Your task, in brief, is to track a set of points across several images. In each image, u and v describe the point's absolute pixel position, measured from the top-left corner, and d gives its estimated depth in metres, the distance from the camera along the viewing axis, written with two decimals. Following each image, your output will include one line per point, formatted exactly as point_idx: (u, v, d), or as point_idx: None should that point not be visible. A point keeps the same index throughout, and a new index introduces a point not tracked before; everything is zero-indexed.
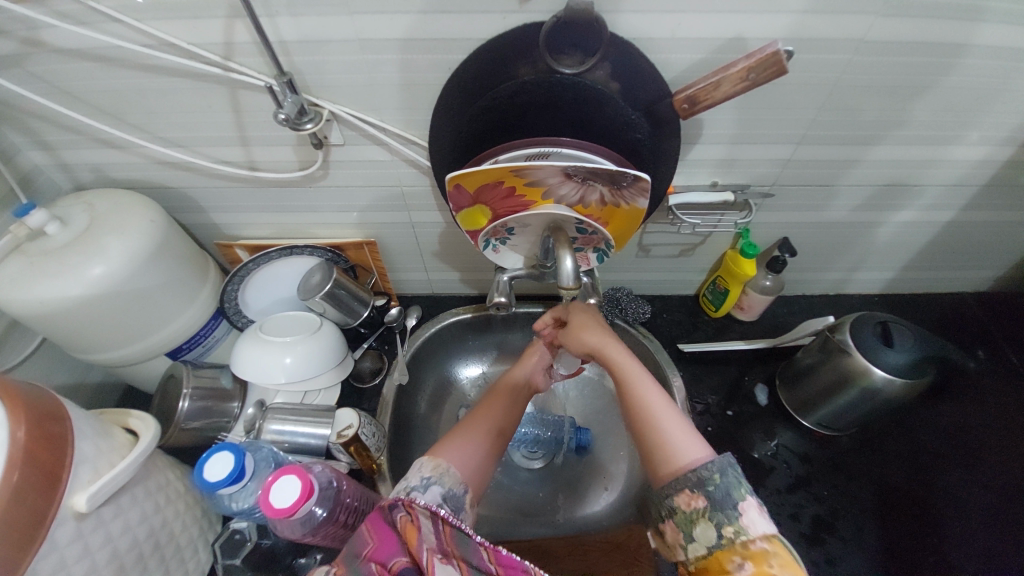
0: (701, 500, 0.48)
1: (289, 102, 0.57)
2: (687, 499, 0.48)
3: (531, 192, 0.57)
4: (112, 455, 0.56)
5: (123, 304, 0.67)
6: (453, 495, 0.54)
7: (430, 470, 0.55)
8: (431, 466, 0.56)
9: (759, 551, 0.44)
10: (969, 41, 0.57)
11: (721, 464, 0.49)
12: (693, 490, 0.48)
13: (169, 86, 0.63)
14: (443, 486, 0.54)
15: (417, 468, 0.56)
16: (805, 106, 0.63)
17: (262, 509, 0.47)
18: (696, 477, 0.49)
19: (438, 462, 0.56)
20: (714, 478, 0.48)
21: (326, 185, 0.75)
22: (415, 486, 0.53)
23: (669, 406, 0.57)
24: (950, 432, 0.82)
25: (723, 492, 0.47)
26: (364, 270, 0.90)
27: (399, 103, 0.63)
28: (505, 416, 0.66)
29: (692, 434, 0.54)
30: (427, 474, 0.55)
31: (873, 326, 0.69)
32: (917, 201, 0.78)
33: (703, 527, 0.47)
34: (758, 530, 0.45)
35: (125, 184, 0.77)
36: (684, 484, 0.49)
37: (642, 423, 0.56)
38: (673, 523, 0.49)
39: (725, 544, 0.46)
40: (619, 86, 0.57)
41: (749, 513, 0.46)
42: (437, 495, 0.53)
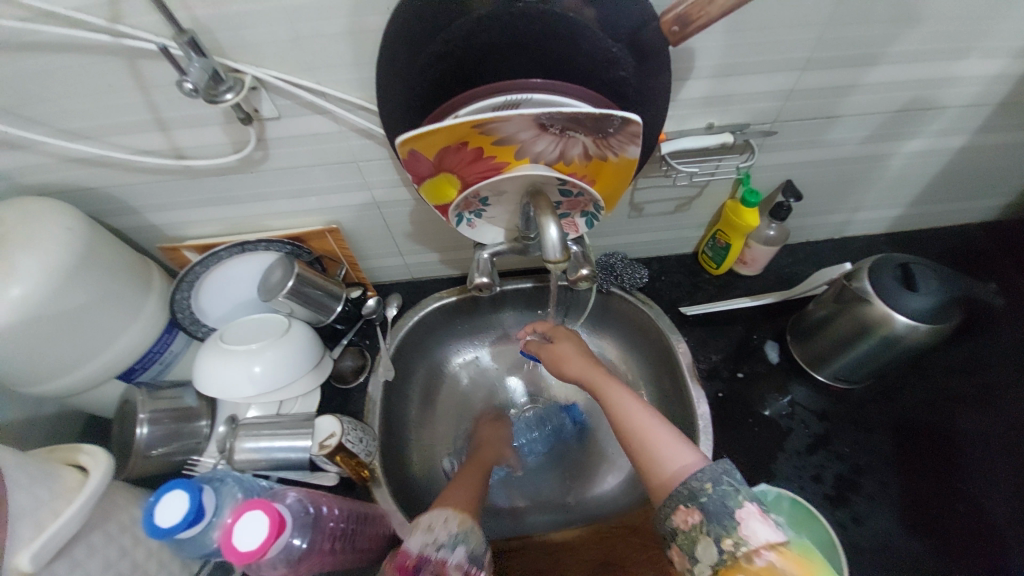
0: (697, 514, 0.42)
1: (195, 68, 0.47)
2: (683, 516, 0.43)
3: (502, 151, 0.49)
4: (60, 500, 0.50)
5: (52, 331, 0.59)
6: (476, 555, 0.55)
7: (457, 527, 0.56)
8: (457, 521, 0.56)
9: (766, 568, 0.37)
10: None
11: (712, 474, 0.43)
12: (688, 505, 0.43)
13: (54, 65, 0.52)
14: (468, 546, 0.55)
15: (444, 523, 0.56)
16: (809, 23, 0.55)
17: (226, 556, 0.41)
18: (688, 490, 0.43)
19: (463, 521, 0.57)
20: (707, 489, 0.42)
21: (269, 168, 0.65)
22: (444, 543, 0.54)
23: (652, 414, 0.51)
24: (969, 371, 0.78)
25: (719, 503, 0.42)
26: (332, 261, 0.81)
27: (335, 59, 0.53)
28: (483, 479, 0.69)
29: (677, 439, 0.48)
30: (454, 529, 0.56)
31: (893, 270, 0.63)
32: (929, 127, 0.70)
33: (704, 544, 0.41)
34: (763, 541, 0.39)
35: (37, 189, 0.67)
36: (677, 499, 0.43)
37: (626, 436, 0.51)
38: (676, 547, 0.43)
39: (729, 561, 0.39)
40: (596, 14, 0.47)
41: (749, 522, 0.40)
42: (463, 556, 0.54)
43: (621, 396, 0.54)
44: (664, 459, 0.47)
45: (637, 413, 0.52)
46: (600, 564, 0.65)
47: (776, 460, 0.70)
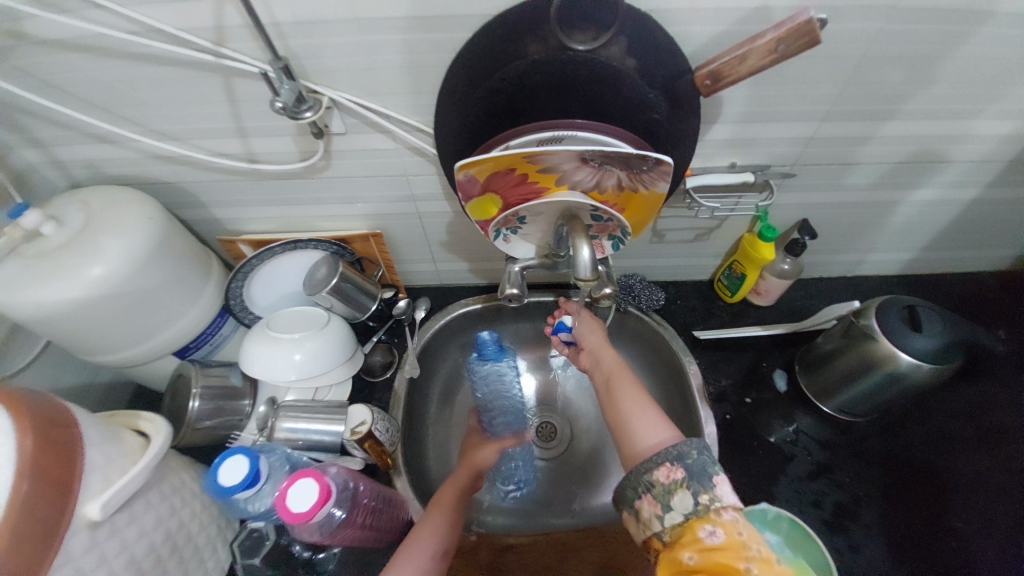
0: (680, 471, 0.46)
1: (286, 89, 0.54)
2: (666, 472, 0.47)
3: (544, 178, 0.55)
4: (124, 460, 0.54)
5: (125, 306, 0.65)
6: None
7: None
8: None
9: (731, 520, 0.43)
10: (988, 8, 0.53)
11: (696, 444, 0.48)
12: (673, 463, 0.47)
13: (158, 75, 0.60)
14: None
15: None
16: (830, 81, 0.60)
17: (280, 514, 0.47)
18: (674, 452, 0.48)
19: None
20: (691, 454, 0.47)
21: (329, 176, 0.72)
22: None
23: (644, 396, 0.57)
24: (970, 415, 0.80)
25: (699, 467, 0.46)
26: (371, 263, 0.88)
27: (401, 87, 0.60)
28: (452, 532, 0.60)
29: (661, 418, 0.53)
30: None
31: (898, 310, 0.67)
32: (942, 178, 0.74)
33: (681, 497, 0.45)
34: (729, 502, 0.45)
35: (121, 180, 0.75)
36: (662, 456, 0.48)
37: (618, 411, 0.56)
38: (651, 496, 0.47)
39: (700, 514, 0.44)
40: (636, 62, 0.53)
41: (722, 485, 0.45)
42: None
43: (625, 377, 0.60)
44: (644, 432, 0.52)
45: (633, 392, 0.57)
46: (600, 567, 0.68)
47: (776, 484, 0.73)
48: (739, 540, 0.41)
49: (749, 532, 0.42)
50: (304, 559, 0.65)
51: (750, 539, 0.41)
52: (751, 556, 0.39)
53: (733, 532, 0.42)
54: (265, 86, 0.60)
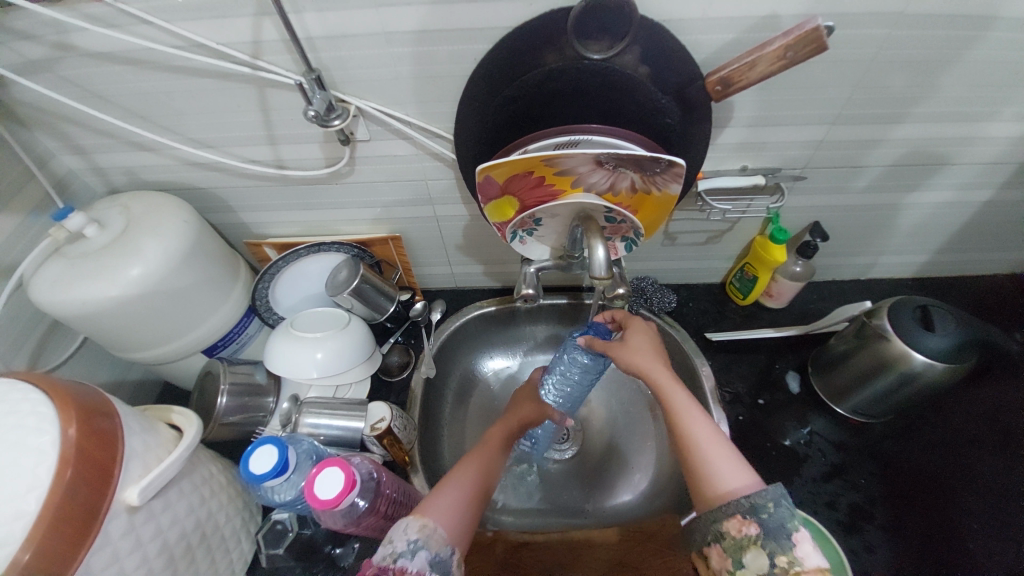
0: (754, 526, 0.46)
1: (318, 98, 0.58)
2: (739, 525, 0.46)
3: (561, 181, 0.57)
4: (159, 450, 0.57)
5: (160, 304, 0.68)
6: (440, 560, 0.48)
7: (417, 532, 0.49)
8: (419, 526, 0.50)
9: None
10: (991, 13, 0.54)
11: (774, 495, 0.47)
12: (745, 517, 0.46)
13: (197, 87, 0.63)
14: (429, 552, 0.48)
15: (404, 527, 0.50)
16: (840, 85, 0.61)
17: (308, 501, 0.50)
18: (748, 504, 0.47)
19: (426, 522, 0.50)
20: (769, 508, 0.46)
21: (352, 181, 0.75)
22: (402, 552, 0.47)
23: (713, 430, 0.54)
24: (988, 417, 0.80)
25: (777, 522, 0.45)
26: (389, 265, 0.90)
27: (423, 95, 0.63)
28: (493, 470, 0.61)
29: (737, 458, 0.52)
30: (414, 536, 0.49)
31: (912, 311, 0.67)
32: (954, 180, 0.75)
33: (754, 555, 0.45)
34: (813, 564, 0.43)
35: (156, 186, 0.79)
36: (736, 508, 0.47)
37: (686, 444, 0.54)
38: (720, 548, 0.47)
39: (778, 575, 0.43)
40: (649, 70, 0.55)
41: (803, 545, 0.44)
42: (425, 562, 0.47)
43: (690, 410, 0.56)
44: (722, 475, 0.50)
45: (699, 424, 0.55)
46: (614, 565, 0.69)
47: (791, 484, 0.73)
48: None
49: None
50: (325, 553, 0.68)
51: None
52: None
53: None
54: (296, 95, 0.63)
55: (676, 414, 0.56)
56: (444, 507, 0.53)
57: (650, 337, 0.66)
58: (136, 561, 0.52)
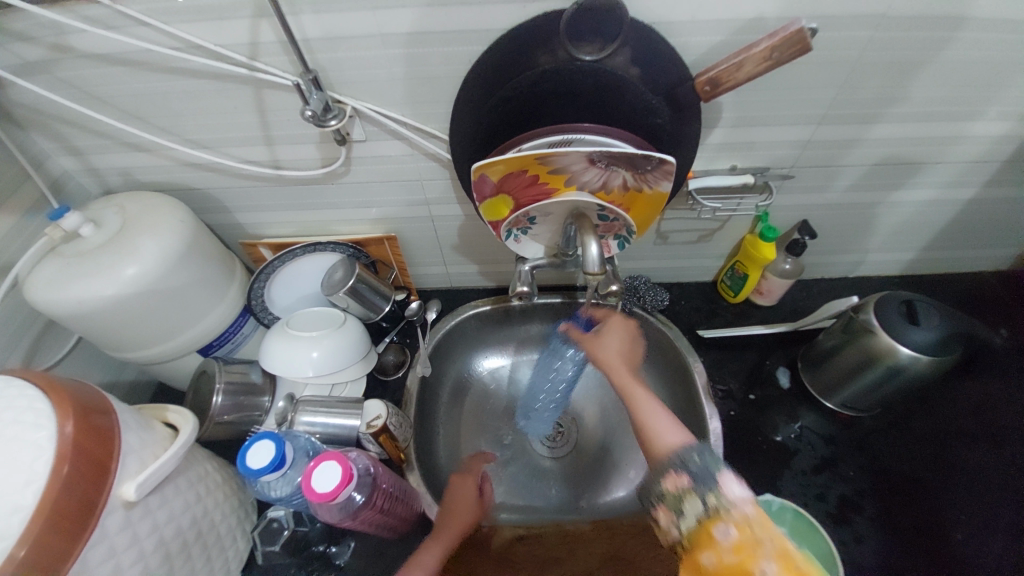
0: (685, 478, 0.48)
1: (315, 99, 0.59)
2: (674, 481, 0.48)
3: (554, 179, 0.58)
4: (156, 446, 0.57)
5: (156, 303, 0.68)
6: None
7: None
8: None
9: (740, 516, 0.43)
10: (965, 16, 0.56)
11: (699, 449, 0.50)
12: (678, 471, 0.48)
13: (192, 88, 0.64)
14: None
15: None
16: (824, 86, 0.63)
17: (307, 493, 0.53)
18: (680, 459, 0.49)
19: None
20: (694, 460, 0.49)
21: (348, 181, 0.76)
22: None
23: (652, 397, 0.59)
24: (973, 410, 0.81)
25: (704, 470, 0.48)
26: (384, 265, 0.91)
27: (418, 97, 0.64)
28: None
29: (670, 419, 0.55)
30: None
31: (898, 305, 0.69)
32: (936, 179, 0.77)
33: (691, 501, 0.46)
34: (739, 498, 0.44)
35: (152, 186, 0.79)
36: (669, 467, 0.49)
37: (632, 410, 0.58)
38: (665, 504, 0.48)
39: (710, 515, 0.44)
40: (639, 71, 0.57)
41: (728, 483, 0.45)
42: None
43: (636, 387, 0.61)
44: (660, 432, 0.54)
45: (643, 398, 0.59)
46: (609, 558, 0.70)
47: (782, 477, 0.75)
48: (750, 536, 0.41)
49: (763, 528, 0.42)
50: (318, 552, 0.68)
51: (760, 532, 0.42)
52: (762, 551, 0.40)
53: (743, 529, 0.42)
54: (293, 96, 0.64)
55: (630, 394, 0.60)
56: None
57: (625, 335, 0.72)
58: (132, 557, 0.52)
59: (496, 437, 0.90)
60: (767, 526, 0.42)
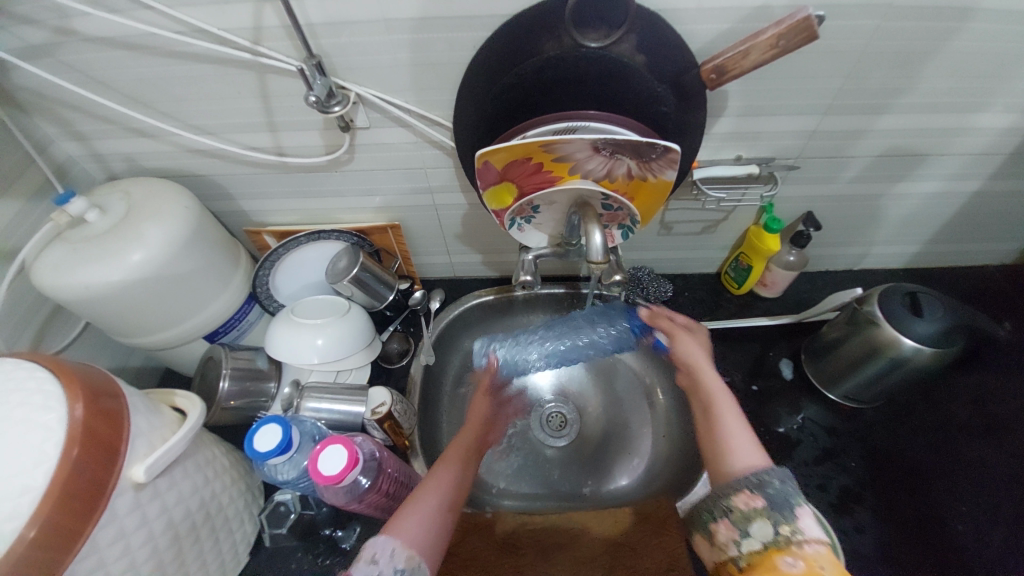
0: (760, 500, 0.47)
1: (318, 84, 0.59)
2: (746, 499, 0.48)
3: (558, 167, 0.58)
4: (164, 429, 0.58)
5: (163, 289, 0.69)
6: None
7: (405, 561, 0.49)
8: (405, 555, 0.49)
9: (814, 554, 0.42)
10: (976, 3, 0.55)
11: (778, 474, 0.49)
12: (753, 491, 0.48)
13: (197, 74, 0.64)
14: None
15: (391, 552, 0.49)
16: (832, 75, 0.63)
17: (314, 476, 0.54)
18: (758, 479, 0.49)
19: (412, 552, 0.49)
20: (774, 484, 0.48)
21: (351, 169, 0.76)
22: None
23: (741, 422, 0.57)
24: (976, 403, 0.82)
25: (782, 498, 0.47)
26: (388, 254, 0.91)
27: (422, 84, 0.64)
28: (461, 482, 0.60)
29: (754, 444, 0.54)
30: (401, 564, 0.48)
31: (902, 297, 0.68)
32: (942, 171, 0.77)
33: (761, 524, 0.46)
34: (815, 537, 0.44)
35: (156, 173, 0.79)
36: (744, 484, 0.49)
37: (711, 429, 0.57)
38: (727, 520, 0.48)
39: (781, 545, 0.44)
40: (645, 59, 0.56)
41: (807, 519, 0.45)
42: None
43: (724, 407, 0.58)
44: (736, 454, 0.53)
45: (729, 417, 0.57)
46: (611, 545, 0.71)
47: (782, 467, 0.75)
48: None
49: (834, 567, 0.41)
50: (326, 535, 0.70)
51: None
52: None
53: (814, 566, 0.41)
54: (296, 82, 0.64)
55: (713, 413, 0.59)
56: (415, 527, 0.52)
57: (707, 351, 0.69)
58: (141, 538, 0.53)
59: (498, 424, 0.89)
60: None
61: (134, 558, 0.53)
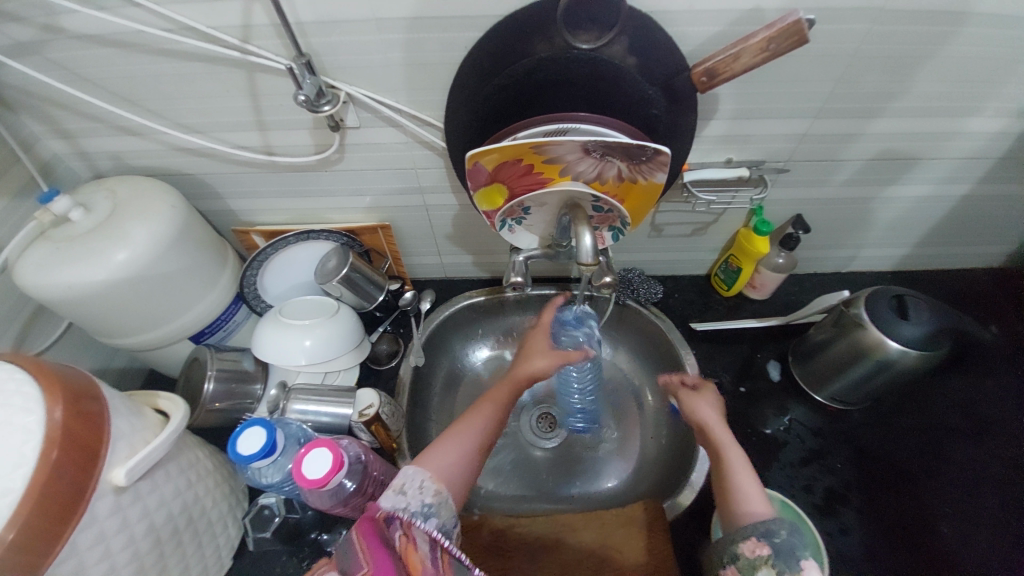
0: (766, 548, 0.48)
1: (308, 83, 0.58)
2: (753, 547, 0.49)
3: (548, 168, 0.58)
4: (146, 432, 0.57)
5: (148, 290, 0.68)
6: (447, 529, 0.50)
7: (432, 497, 0.51)
8: (433, 492, 0.51)
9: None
10: (963, 10, 0.56)
11: (786, 525, 0.50)
12: (760, 539, 0.49)
13: (185, 71, 0.63)
14: (439, 520, 0.50)
15: (419, 487, 0.51)
16: (821, 79, 0.63)
17: (298, 480, 0.53)
18: (763, 528, 0.50)
19: (440, 488, 0.52)
20: (780, 534, 0.49)
21: (342, 169, 0.75)
22: (416, 511, 0.49)
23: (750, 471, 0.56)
24: (961, 405, 0.83)
25: (788, 548, 0.48)
26: (378, 254, 0.91)
27: (413, 84, 0.63)
28: (495, 427, 0.61)
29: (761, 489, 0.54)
30: (428, 499, 0.51)
31: (889, 300, 0.69)
32: (929, 175, 0.78)
33: (766, 574, 0.47)
34: None
35: (142, 171, 0.78)
36: (750, 531, 0.50)
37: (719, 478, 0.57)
38: (734, 566, 0.50)
39: None
40: (636, 60, 0.56)
41: (811, 571, 0.46)
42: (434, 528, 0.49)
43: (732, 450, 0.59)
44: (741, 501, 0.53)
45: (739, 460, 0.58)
46: (598, 548, 0.70)
47: (770, 469, 0.75)
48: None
49: None
50: (311, 539, 0.69)
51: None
52: None
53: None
54: (286, 81, 0.63)
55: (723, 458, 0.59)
56: (444, 463, 0.55)
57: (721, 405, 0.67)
58: (121, 543, 0.52)
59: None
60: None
61: (114, 563, 0.52)
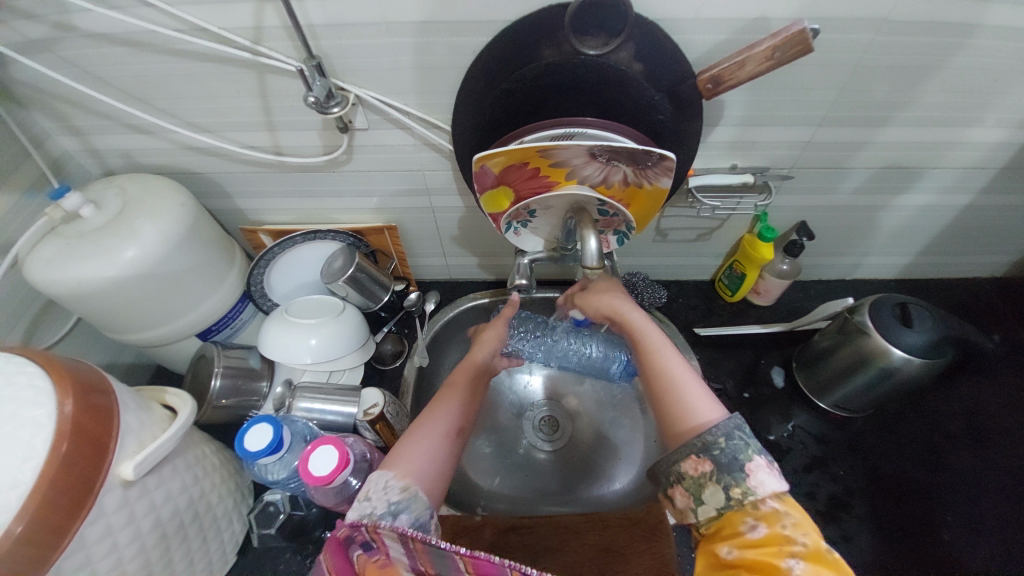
0: (708, 463, 0.46)
1: (318, 85, 0.59)
2: (694, 464, 0.47)
3: (555, 172, 0.58)
4: (154, 428, 0.58)
5: (157, 286, 0.69)
6: (421, 524, 0.49)
7: (399, 494, 0.49)
8: (400, 489, 0.49)
9: (771, 512, 0.42)
10: (970, 20, 0.56)
11: (725, 429, 0.47)
12: (700, 455, 0.46)
13: (196, 71, 0.64)
14: (411, 514, 0.48)
15: (385, 487, 0.50)
16: (826, 88, 0.64)
17: (304, 477, 0.54)
18: (701, 443, 0.47)
19: (408, 485, 0.50)
20: (720, 444, 0.46)
21: (349, 170, 0.76)
22: (384, 513, 0.47)
23: (691, 371, 0.55)
24: (964, 414, 0.82)
25: (730, 456, 0.45)
26: (384, 254, 0.91)
27: (422, 87, 0.64)
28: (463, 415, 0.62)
29: (709, 397, 0.52)
30: (395, 498, 0.49)
31: (891, 308, 0.69)
32: (933, 184, 0.78)
33: (712, 490, 0.45)
34: (768, 491, 0.43)
35: (152, 169, 0.79)
36: (690, 448, 0.47)
37: (659, 389, 0.54)
38: (682, 488, 0.47)
39: (734, 506, 0.44)
40: (643, 67, 0.57)
41: (757, 474, 0.44)
42: (406, 524, 0.48)
43: (674, 361, 0.56)
44: (691, 411, 0.50)
45: (676, 363, 0.55)
46: (600, 550, 0.71)
47: None
48: (780, 533, 0.41)
49: (796, 530, 0.41)
50: (317, 536, 0.70)
51: (792, 532, 0.41)
52: (794, 547, 0.40)
53: (773, 526, 0.42)
54: (296, 82, 0.64)
55: (651, 360, 0.57)
56: (416, 461, 0.54)
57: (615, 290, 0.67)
58: (128, 537, 0.53)
59: (488, 427, 0.89)
60: (802, 525, 0.41)
61: (120, 557, 0.52)
